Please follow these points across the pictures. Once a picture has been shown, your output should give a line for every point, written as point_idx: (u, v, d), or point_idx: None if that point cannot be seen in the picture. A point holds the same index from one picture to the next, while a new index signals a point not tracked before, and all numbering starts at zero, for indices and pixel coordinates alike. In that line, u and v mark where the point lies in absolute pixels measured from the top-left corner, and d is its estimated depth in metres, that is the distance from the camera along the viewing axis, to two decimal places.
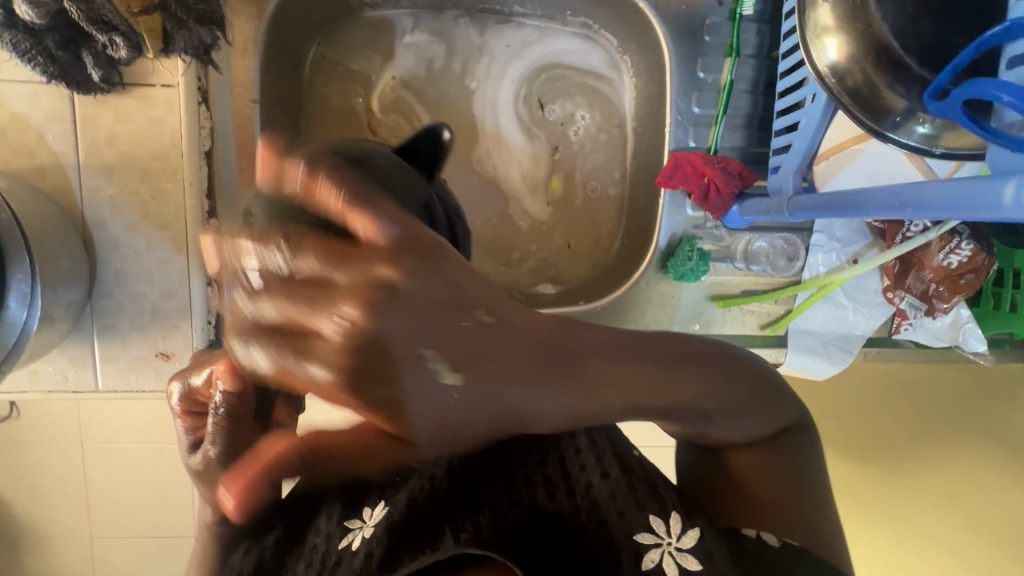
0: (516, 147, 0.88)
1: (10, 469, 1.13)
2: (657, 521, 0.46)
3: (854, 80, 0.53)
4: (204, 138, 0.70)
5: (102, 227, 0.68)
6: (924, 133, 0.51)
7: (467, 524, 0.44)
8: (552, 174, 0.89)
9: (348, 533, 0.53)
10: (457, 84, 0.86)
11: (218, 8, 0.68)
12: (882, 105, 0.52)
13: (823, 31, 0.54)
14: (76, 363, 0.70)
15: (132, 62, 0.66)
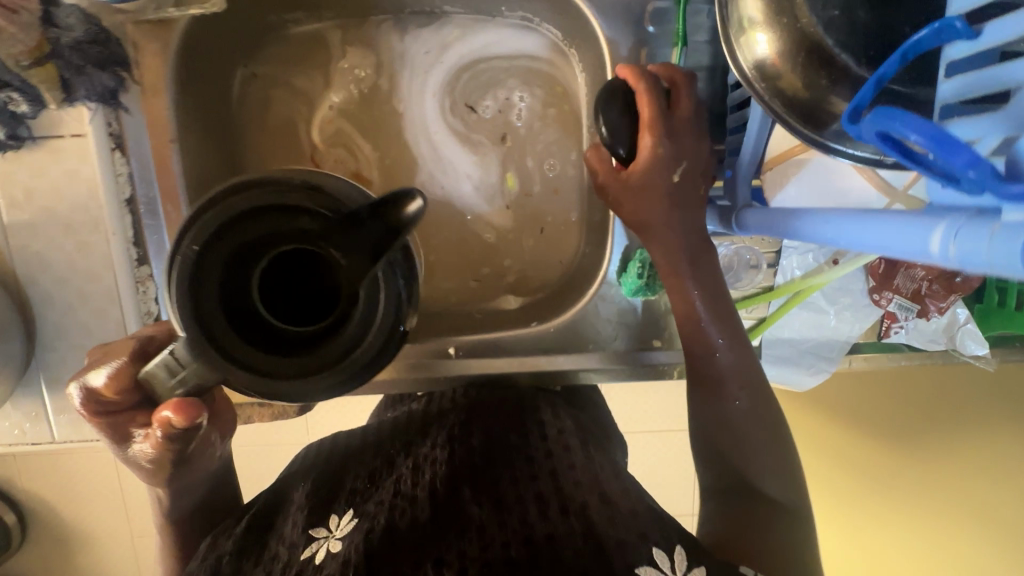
0: (461, 160, 0.82)
1: (39, 489, 1.21)
2: (661, 557, 0.50)
3: (788, 84, 0.45)
4: (123, 186, 0.68)
5: (34, 283, 0.68)
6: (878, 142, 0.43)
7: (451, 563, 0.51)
8: (505, 171, 0.83)
9: (311, 543, 0.59)
10: (396, 94, 0.80)
11: (120, 47, 0.65)
12: (824, 112, 0.44)
13: (750, 26, 0.46)
14: (31, 417, 0.71)
15: (37, 115, 0.64)
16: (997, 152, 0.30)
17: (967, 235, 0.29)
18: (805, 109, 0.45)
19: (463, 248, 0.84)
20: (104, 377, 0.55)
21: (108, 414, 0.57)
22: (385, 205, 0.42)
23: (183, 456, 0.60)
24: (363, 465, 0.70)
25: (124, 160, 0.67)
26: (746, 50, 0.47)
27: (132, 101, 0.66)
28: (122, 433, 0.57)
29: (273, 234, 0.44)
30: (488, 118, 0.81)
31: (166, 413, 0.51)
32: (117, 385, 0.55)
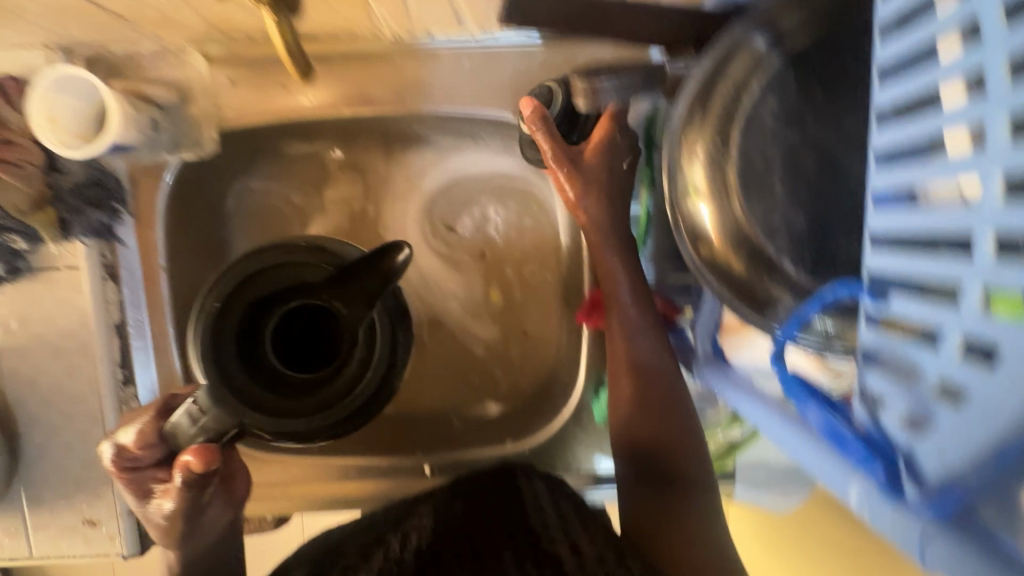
0: (445, 278, 0.85)
1: None
2: None
3: (726, 264, 0.46)
4: (112, 312, 0.71)
5: (22, 403, 0.71)
6: None
7: None
8: (489, 287, 0.85)
9: None
10: (385, 213, 0.83)
11: (117, 184, 0.69)
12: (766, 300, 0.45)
13: (693, 195, 0.47)
14: (9, 532, 0.72)
15: (35, 250, 0.67)
16: (904, 421, 0.31)
17: (875, 501, 0.32)
18: (738, 287, 0.46)
19: (444, 356, 0.86)
20: (130, 435, 0.55)
21: (133, 471, 0.57)
22: (376, 254, 0.46)
23: (198, 515, 0.60)
24: (354, 544, 0.64)
25: (116, 289, 0.71)
26: (688, 212, 0.48)
27: (127, 235, 0.71)
28: (144, 488, 0.57)
29: (290, 289, 0.49)
30: (467, 238, 0.84)
31: (189, 457, 0.49)
32: (143, 441, 0.55)
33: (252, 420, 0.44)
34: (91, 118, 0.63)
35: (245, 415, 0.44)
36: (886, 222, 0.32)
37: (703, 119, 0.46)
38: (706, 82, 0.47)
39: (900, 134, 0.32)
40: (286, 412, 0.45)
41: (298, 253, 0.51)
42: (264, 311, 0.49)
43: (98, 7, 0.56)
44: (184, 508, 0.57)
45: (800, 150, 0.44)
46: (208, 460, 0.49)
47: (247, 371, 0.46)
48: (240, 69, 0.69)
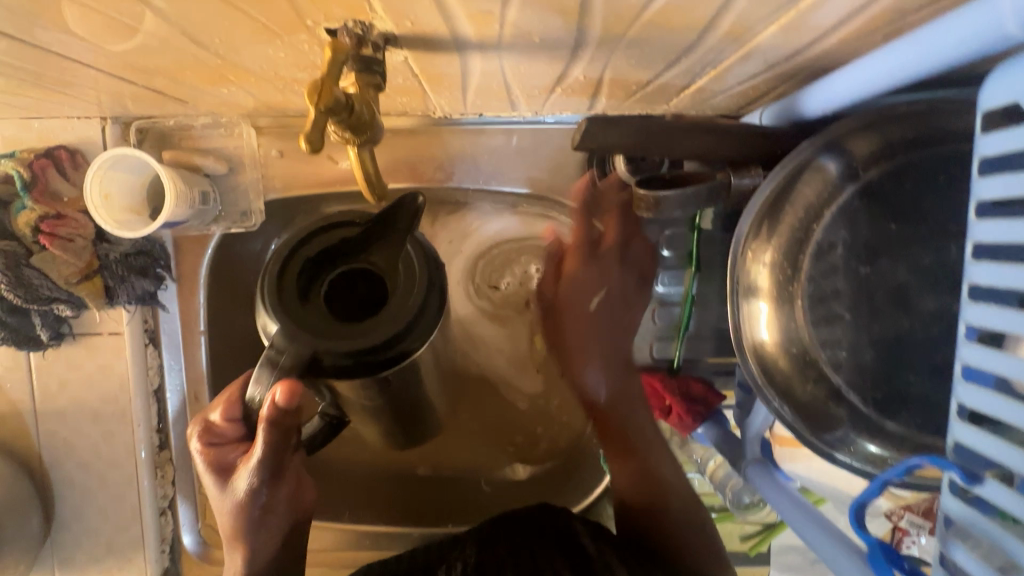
0: (484, 342, 0.82)
1: None
2: None
3: (783, 374, 0.46)
4: (152, 376, 0.71)
5: (58, 467, 0.70)
6: (874, 452, 0.45)
7: None
8: (534, 336, 0.82)
9: None
10: None
11: (162, 250, 0.69)
12: (822, 416, 0.46)
13: (753, 294, 0.48)
14: None
15: (79, 316, 0.67)
16: None
17: None
18: (799, 405, 0.46)
19: (476, 416, 0.85)
20: (222, 409, 0.56)
21: (212, 446, 0.56)
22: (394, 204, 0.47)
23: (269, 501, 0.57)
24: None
25: (156, 353, 0.71)
26: (748, 315, 0.48)
27: (169, 299, 0.71)
28: (223, 470, 0.55)
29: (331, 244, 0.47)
30: (510, 294, 0.80)
31: (275, 389, 0.45)
32: (228, 413, 0.56)
33: (325, 348, 0.44)
34: (142, 191, 0.64)
35: (315, 344, 0.44)
36: (968, 396, 0.34)
37: (768, 236, 0.47)
38: (775, 196, 0.46)
39: (995, 317, 0.32)
40: (348, 337, 0.45)
41: (336, 213, 0.49)
42: (311, 277, 0.48)
43: (162, 93, 0.56)
44: (259, 480, 0.53)
45: (870, 282, 0.44)
46: (293, 389, 0.45)
47: (302, 312, 0.45)
48: (291, 140, 0.70)
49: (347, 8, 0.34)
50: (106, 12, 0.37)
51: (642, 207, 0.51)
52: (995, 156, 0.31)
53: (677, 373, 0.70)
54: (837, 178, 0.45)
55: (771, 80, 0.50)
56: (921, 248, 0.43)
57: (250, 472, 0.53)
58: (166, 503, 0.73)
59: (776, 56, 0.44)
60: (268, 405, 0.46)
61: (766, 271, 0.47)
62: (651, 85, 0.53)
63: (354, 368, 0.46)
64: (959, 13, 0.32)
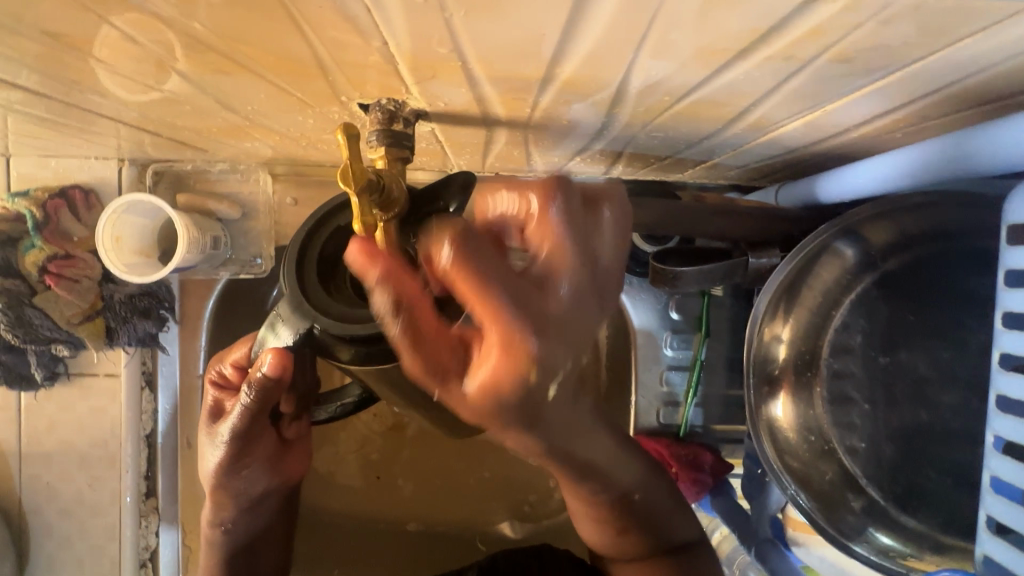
0: None
1: None
2: None
3: (794, 453, 0.46)
4: (145, 421, 0.69)
5: (37, 512, 0.67)
6: (889, 545, 0.44)
7: None
8: None
9: None
10: None
11: (166, 292, 0.68)
12: (835, 503, 0.45)
13: (769, 369, 0.48)
14: None
15: (76, 356, 0.66)
16: None
17: None
18: (818, 494, 0.45)
19: (472, 467, 0.83)
20: (232, 366, 0.51)
21: (216, 388, 0.53)
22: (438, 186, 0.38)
23: (239, 465, 0.54)
24: None
25: (151, 397, 0.69)
26: (763, 394, 0.48)
27: (169, 341, 0.69)
28: (218, 413, 0.53)
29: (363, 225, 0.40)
30: None
31: (268, 355, 0.43)
32: (235, 362, 0.51)
33: (325, 326, 0.39)
34: (153, 233, 0.63)
35: (317, 318, 0.40)
36: (997, 508, 0.33)
37: (785, 315, 0.47)
38: (794, 276, 0.46)
39: (1022, 430, 0.32)
40: (348, 316, 0.40)
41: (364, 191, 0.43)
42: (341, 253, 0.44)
43: (183, 142, 0.57)
44: (242, 439, 0.52)
45: (890, 373, 0.44)
46: (284, 359, 0.43)
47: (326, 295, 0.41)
48: (307, 188, 0.70)
49: (382, 88, 0.35)
50: (140, 79, 0.37)
51: (660, 280, 0.51)
52: (1019, 270, 0.32)
53: (685, 439, 0.70)
54: (855, 265, 0.45)
55: (788, 162, 0.51)
56: (942, 341, 0.43)
57: (228, 432, 0.51)
58: (148, 554, 0.70)
59: (796, 144, 0.45)
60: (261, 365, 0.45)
61: (781, 343, 0.47)
62: (668, 158, 0.54)
63: (372, 354, 0.40)
64: (978, 129, 0.33)
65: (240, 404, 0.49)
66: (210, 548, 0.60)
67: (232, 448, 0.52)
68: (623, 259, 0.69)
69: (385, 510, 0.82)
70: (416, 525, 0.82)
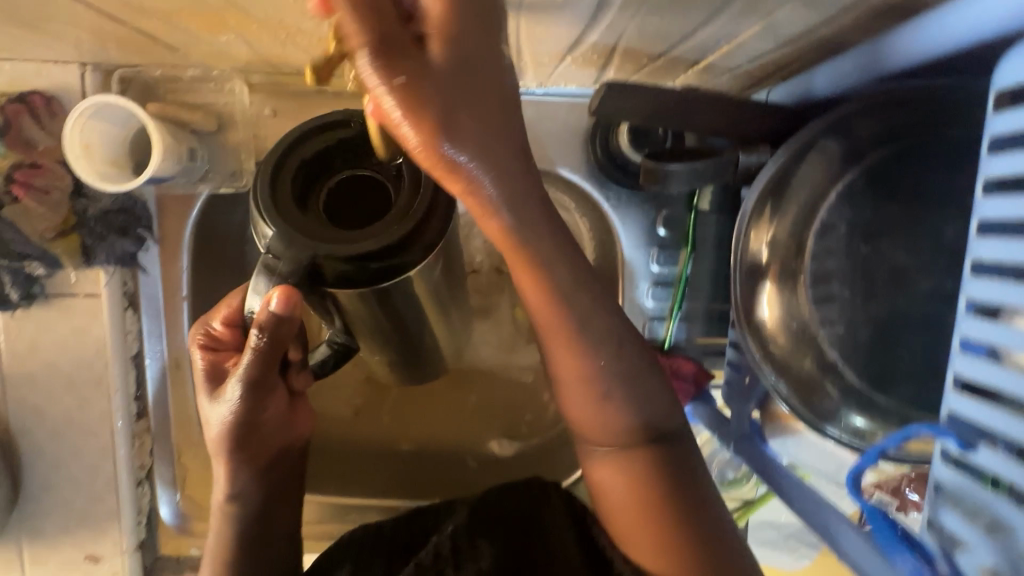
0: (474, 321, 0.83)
1: None
2: None
3: (781, 351, 0.47)
4: (131, 343, 0.68)
5: (26, 434, 0.67)
6: (862, 426, 0.46)
7: None
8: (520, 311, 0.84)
9: None
10: None
11: (143, 208, 0.65)
12: (816, 390, 0.47)
13: (759, 272, 0.48)
14: (4, 565, 0.69)
15: (52, 276, 0.63)
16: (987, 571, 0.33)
17: None
18: (795, 385, 0.47)
19: (463, 389, 0.85)
20: (224, 322, 0.46)
21: (210, 349, 0.48)
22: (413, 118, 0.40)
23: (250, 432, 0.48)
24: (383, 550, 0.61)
25: (135, 318, 0.68)
26: (751, 296, 0.49)
27: (149, 262, 0.68)
28: (217, 374, 0.48)
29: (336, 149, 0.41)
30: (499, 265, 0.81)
31: (271, 296, 0.38)
32: (227, 318, 0.46)
33: (327, 253, 0.38)
34: (125, 144, 0.60)
35: (316, 248, 0.38)
36: (964, 367, 0.35)
37: (772, 217, 0.48)
38: (779, 176, 0.47)
39: (994, 291, 0.33)
40: (346, 240, 0.39)
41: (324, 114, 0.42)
42: (309, 180, 0.41)
43: (152, 38, 0.53)
44: (249, 401, 0.46)
45: (871, 260, 0.45)
46: (293, 296, 0.39)
47: (304, 216, 0.39)
48: (285, 100, 0.67)
49: None
50: None
51: (650, 180, 0.51)
52: (1006, 134, 0.32)
53: (669, 353, 0.71)
54: (841, 159, 0.46)
55: (781, 59, 0.50)
56: (922, 231, 0.44)
57: (234, 394, 0.45)
58: (143, 473, 0.71)
59: (790, 32, 0.44)
60: (263, 311, 0.40)
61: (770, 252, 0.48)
62: (662, 57, 0.53)
63: (357, 277, 0.40)
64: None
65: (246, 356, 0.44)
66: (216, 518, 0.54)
67: (239, 411, 0.46)
68: (610, 169, 0.68)
69: (375, 433, 0.84)
70: (406, 446, 0.84)
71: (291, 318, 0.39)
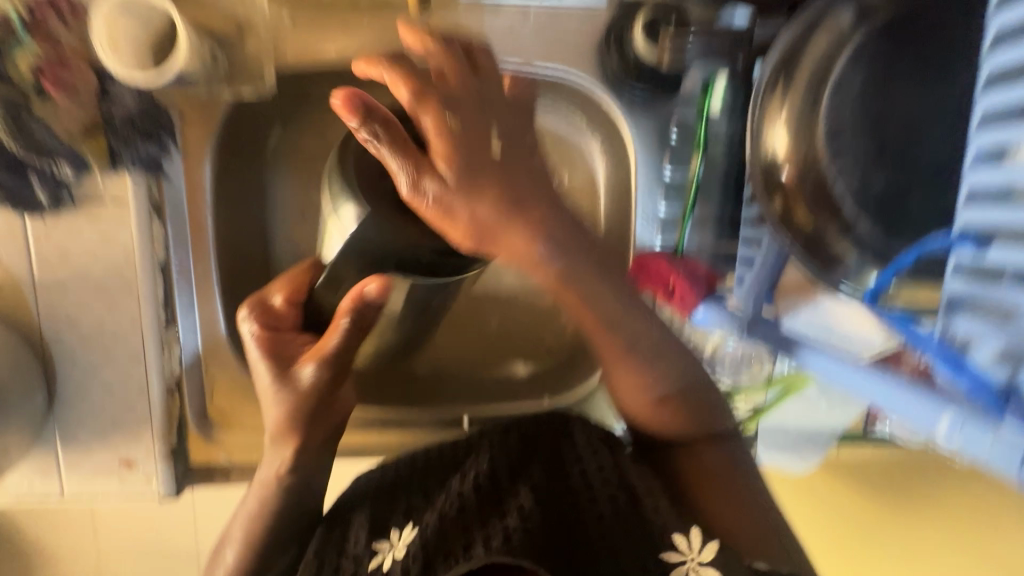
0: None
1: None
2: (680, 543, 0.64)
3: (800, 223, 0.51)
4: (158, 250, 0.69)
5: (59, 340, 0.69)
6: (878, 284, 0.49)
7: (498, 538, 0.62)
8: None
9: (377, 554, 0.67)
10: None
11: (167, 117, 0.67)
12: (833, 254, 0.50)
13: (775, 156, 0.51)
14: (41, 471, 0.71)
15: (80, 180, 0.65)
16: (999, 354, 0.35)
17: (969, 427, 0.34)
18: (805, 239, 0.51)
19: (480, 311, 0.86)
20: (285, 301, 0.66)
21: (265, 326, 0.66)
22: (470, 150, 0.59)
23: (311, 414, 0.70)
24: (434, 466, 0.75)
25: (161, 227, 0.69)
26: (769, 177, 0.52)
27: (174, 171, 0.69)
28: (282, 357, 0.66)
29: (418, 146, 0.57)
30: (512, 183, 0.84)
31: (370, 284, 0.59)
32: (289, 300, 0.66)
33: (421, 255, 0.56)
34: (149, 44, 0.61)
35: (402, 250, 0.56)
36: (980, 176, 0.37)
37: (783, 91, 0.49)
38: (789, 52, 0.49)
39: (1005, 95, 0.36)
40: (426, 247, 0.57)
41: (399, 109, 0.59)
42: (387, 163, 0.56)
43: None
44: (328, 370, 0.68)
45: (881, 117, 0.48)
46: (384, 282, 0.59)
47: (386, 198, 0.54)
48: (304, 10, 0.69)
49: None
50: None
51: None
52: None
53: (682, 257, 0.74)
54: (851, 24, 0.47)
55: None
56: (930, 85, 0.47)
57: (309, 369, 0.67)
58: (173, 382, 0.73)
59: None
60: (357, 295, 0.61)
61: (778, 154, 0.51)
62: None
63: (437, 262, 0.58)
64: None
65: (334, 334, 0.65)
66: (276, 448, 0.69)
67: (320, 376, 0.67)
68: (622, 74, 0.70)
69: None
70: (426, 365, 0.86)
71: (383, 298, 0.61)
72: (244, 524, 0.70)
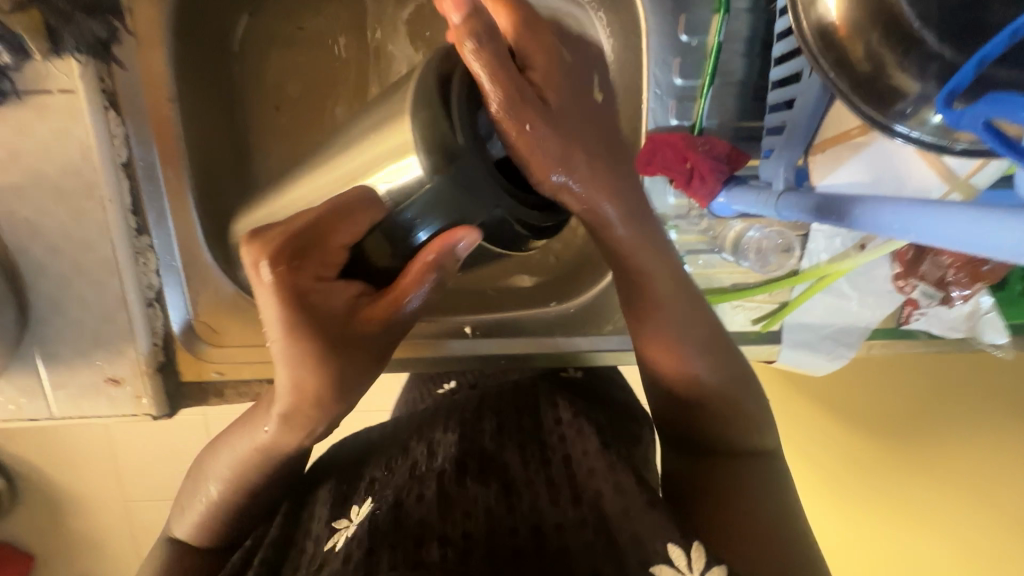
0: None
1: (17, 476, 1.13)
2: (677, 552, 0.43)
3: (854, 56, 0.43)
4: (118, 148, 0.63)
5: (24, 252, 0.63)
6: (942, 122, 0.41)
7: (453, 533, 0.48)
8: None
9: (334, 535, 0.54)
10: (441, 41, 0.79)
11: None
12: (890, 87, 0.42)
13: None
14: (26, 392, 0.67)
15: (20, 67, 0.57)
16: None
17: None
18: (858, 78, 0.44)
19: None
20: (323, 225, 0.44)
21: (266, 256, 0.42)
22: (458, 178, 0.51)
23: (339, 372, 0.44)
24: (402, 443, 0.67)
25: (119, 121, 0.62)
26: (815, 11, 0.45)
27: (126, 56, 0.62)
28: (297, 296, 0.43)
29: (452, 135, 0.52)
30: None
31: (463, 236, 0.43)
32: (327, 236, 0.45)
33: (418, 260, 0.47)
34: None
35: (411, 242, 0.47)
36: None
37: None
38: None
39: None
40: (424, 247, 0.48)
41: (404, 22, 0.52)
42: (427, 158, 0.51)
43: None
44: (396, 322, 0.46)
45: None
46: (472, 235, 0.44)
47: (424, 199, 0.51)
48: None
49: None
50: None
51: None
52: None
53: (701, 134, 0.66)
54: None
55: None
56: None
57: (391, 320, 0.46)
58: (153, 296, 0.68)
59: None
60: (440, 244, 0.44)
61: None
62: None
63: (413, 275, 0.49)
64: None
65: (417, 279, 0.45)
66: (286, 420, 0.47)
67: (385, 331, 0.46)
68: None
69: None
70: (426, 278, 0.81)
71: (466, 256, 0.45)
72: (234, 464, 0.54)
